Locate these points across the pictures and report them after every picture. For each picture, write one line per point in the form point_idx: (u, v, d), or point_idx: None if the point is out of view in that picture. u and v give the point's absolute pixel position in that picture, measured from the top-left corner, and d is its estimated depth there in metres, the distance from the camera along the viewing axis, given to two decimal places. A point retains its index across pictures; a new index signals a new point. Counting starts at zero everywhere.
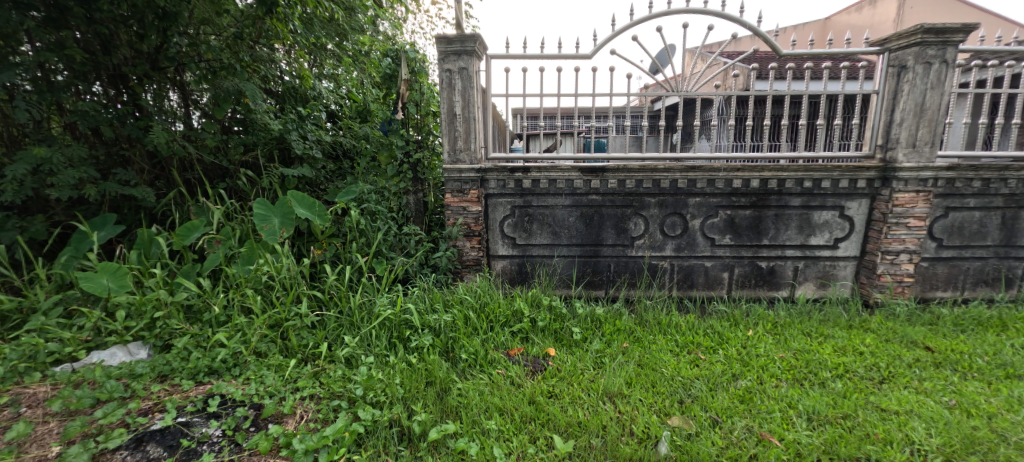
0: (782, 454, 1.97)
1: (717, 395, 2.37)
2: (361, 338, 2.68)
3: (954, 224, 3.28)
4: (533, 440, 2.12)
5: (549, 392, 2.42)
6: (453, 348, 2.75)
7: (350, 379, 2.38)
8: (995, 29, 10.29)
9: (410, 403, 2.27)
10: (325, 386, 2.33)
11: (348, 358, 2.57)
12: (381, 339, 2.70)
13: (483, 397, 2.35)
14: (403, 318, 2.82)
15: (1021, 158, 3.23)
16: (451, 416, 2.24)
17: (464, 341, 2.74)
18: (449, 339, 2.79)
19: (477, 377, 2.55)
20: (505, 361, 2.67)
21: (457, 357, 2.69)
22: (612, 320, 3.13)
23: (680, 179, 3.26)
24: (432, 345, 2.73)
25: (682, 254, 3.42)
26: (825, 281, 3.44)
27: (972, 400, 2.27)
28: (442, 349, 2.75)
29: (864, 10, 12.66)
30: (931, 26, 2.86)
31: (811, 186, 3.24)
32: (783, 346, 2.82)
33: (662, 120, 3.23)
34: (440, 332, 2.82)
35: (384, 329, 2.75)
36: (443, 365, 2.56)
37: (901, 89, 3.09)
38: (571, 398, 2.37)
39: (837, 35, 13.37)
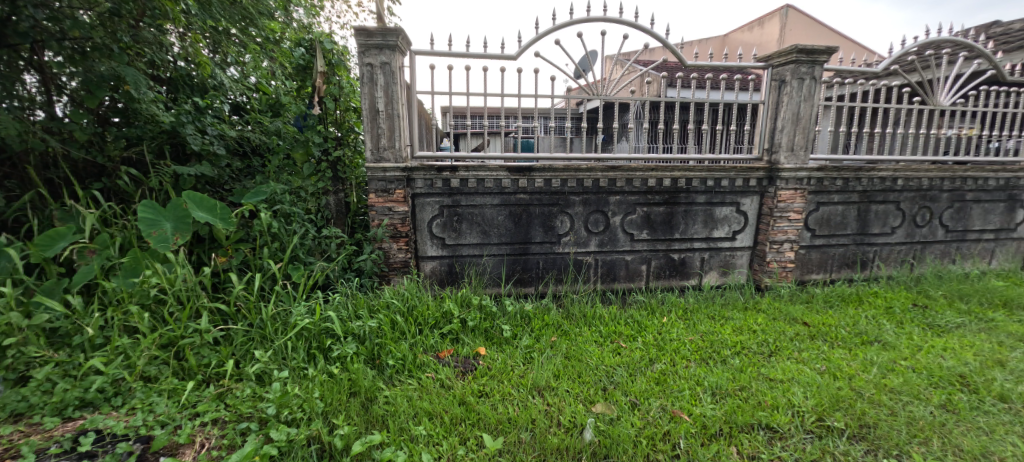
0: (691, 428, 2.17)
1: (635, 379, 2.56)
2: (274, 351, 2.47)
3: (824, 217, 3.86)
4: (463, 441, 2.11)
5: (479, 392, 2.43)
6: (379, 355, 2.64)
7: (262, 398, 2.18)
8: (852, 53, 12.24)
9: (331, 417, 2.14)
10: (231, 408, 2.11)
11: (260, 374, 2.36)
12: (299, 351, 2.51)
13: (412, 403, 2.29)
14: (324, 326, 2.65)
15: (871, 160, 3.89)
16: (377, 426, 2.15)
17: (391, 346, 2.65)
18: (375, 346, 2.67)
19: (406, 383, 2.48)
20: (434, 364, 2.62)
21: (385, 364, 2.59)
22: (541, 315, 3.23)
23: (601, 179, 3.44)
24: (356, 353, 2.60)
25: (605, 249, 3.62)
26: (726, 270, 3.87)
27: (836, 365, 2.70)
28: (368, 357, 2.63)
29: (755, 30, 14.32)
30: (804, 47, 3.33)
31: (713, 184, 3.61)
32: (692, 330, 3.12)
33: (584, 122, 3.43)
34: (365, 339, 2.70)
35: (302, 341, 2.56)
36: (368, 373, 2.45)
37: (781, 101, 3.56)
38: (501, 395, 2.40)
39: (731, 51, 14.96)
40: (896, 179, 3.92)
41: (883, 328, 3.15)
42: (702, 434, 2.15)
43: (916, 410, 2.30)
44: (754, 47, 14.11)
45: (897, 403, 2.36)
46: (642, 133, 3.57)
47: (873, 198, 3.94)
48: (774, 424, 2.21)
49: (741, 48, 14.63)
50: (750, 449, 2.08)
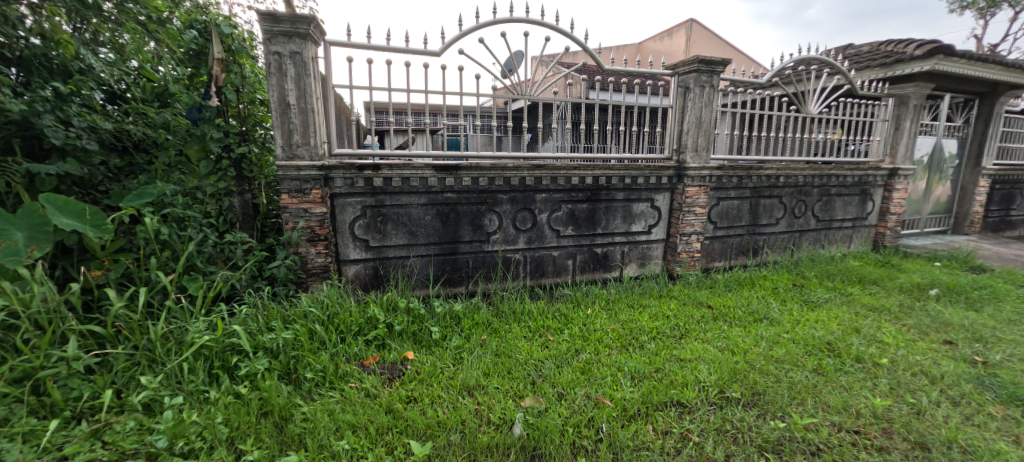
0: (613, 412, 2.30)
1: (563, 370, 2.65)
2: (167, 375, 2.17)
3: (723, 210, 4.33)
4: (390, 450, 2.02)
5: (407, 397, 2.36)
6: (296, 369, 2.44)
7: (151, 430, 1.91)
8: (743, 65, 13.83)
9: (238, 443, 1.94)
10: (110, 446, 1.81)
11: (148, 403, 2.05)
12: (198, 373, 2.23)
13: (334, 417, 2.15)
14: (228, 342, 2.38)
15: (761, 160, 4.42)
16: (293, 446, 1.98)
17: (309, 358, 2.46)
18: (291, 359, 2.46)
19: (327, 396, 2.32)
20: (359, 374, 2.48)
21: (303, 378, 2.39)
22: (471, 315, 3.21)
23: (527, 177, 3.51)
24: (269, 369, 2.37)
25: (533, 246, 3.69)
26: (644, 261, 4.16)
27: (734, 342, 3.04)
28: (283, 372, 2.41)
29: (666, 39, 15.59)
30: (703, 58, 3.69)
31: (630, 182, 3.87)
32: (613, 319, 3.31)
33: (510, 121, 3.51)
34: (279, 353, 2.47)
35: (202, 360, 2.27)
36: (283, 390, 2.25)
37: (686, 106, 3.91)
38: (430, 399, 2.35)
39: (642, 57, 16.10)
40: (778, 177, 4.52)
41: (770, 306, 3.61)
42: (622, 416, 2.29)
43: (795, 375, 2.66)
44: (662, 55, 15.37)
45: (781, 371, 2.72)
46: (567, 133, 3.70)
47: (762, 193, 4.49)
48: (684, 400, 2.43)
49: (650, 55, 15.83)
50: (664, 424, 2.25)
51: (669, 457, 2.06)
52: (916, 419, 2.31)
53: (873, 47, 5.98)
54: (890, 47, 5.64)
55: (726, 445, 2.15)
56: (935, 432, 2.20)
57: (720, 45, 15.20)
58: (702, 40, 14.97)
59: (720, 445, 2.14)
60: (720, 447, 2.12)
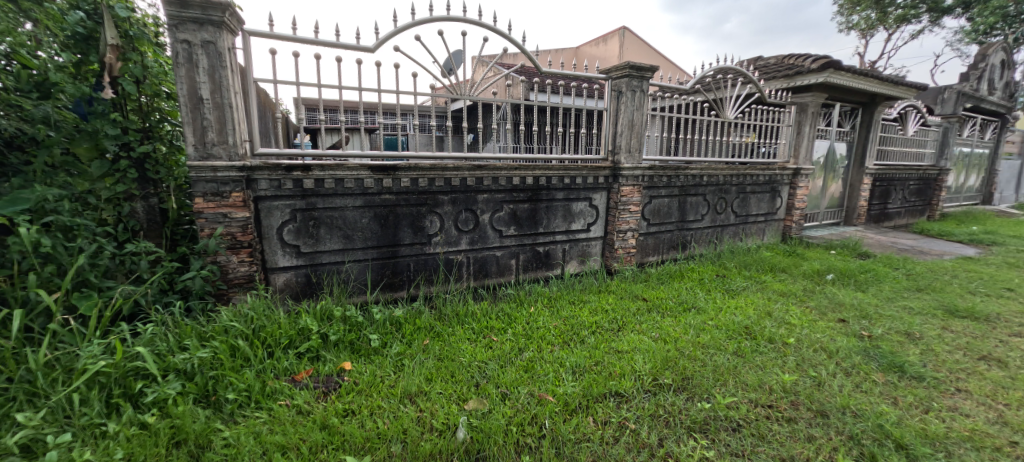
0: (555, 407, 2.32)
1: (506, 369, 2.64)
2: (52, 410, 1.87)
3: (655, 208, 4.56)
4: None
5: (344, 411, 2.22)
6: (215, 390, 2.21)
7: None
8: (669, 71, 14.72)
9: None
10: None
11: (27, 445, 1.76)
12: (93, 404, 1.95)
13: (260, 440, 1.97)
14: (130, 366, 2.10)
15: (688, 161, 4.72)
16: None
17: (232, 378, 2.24)
18: (209, 380, 2.23)
19: (252, 417, 2.12)
20: (289, 390, 2.30)
21: (224, 400, 2.17)
22: (412, 320, 3.10)
23: (468, 178, 3.46)
24: (183, 393, 2.13)
25: (476, 247, 3.65)
26: (583, 258, 4.28)
27: (667, 331, 3.19)
28: (199, 395, 2.17)
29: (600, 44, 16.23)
30: (634, 64, 3.86)
31: (569, 182, 3.96)
32: (555, 316, 3.35)
33: (449, 121, 3.43)
34: (194, 374, 2.23)
35: (97, 390, 1.99)
36: (200, 415, 2.03)
37: (619, 109, 4.06)
38: (369, 410, 2.24)
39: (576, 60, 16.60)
40: (702, 176, 4.86)
41: (697, 296, 3.85)
42: (564, 411, 2.32)
43: (718, 358, 2.84)
44: (594, 59, 15.95)
45: (707, 355, 2.90)
46: (507, 134, 3.71)
47: (688, 191, 4.80)
48: (621, 389, 2.50)
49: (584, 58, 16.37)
50: (603, 415, 2.31)
51: (608, 446, 2.11)
52: (816, 390, 2.55)
53: (779, 59, 6.59)
54: (793, 60, 6.24)
55: (660, 429, 2.24)
56: (832, 400, 2.44)
57: (648, 52, 16.08)
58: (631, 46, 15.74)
59: (654, 430, 2.23)
60: (654, 432, 2.20)
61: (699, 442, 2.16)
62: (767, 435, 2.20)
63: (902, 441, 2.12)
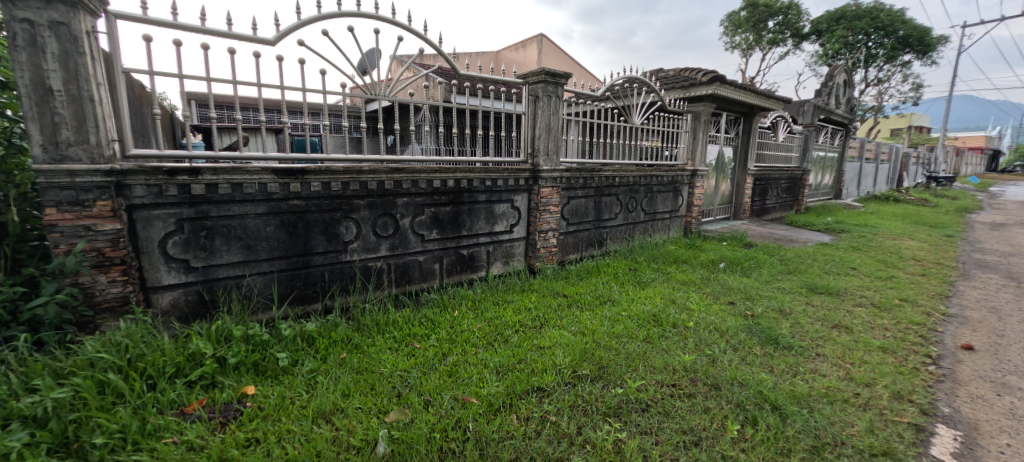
0: (480, 409, 2.29)
1: (429, 376, 2.56)
2: None
3: (573, 208, 4.74)
4: None
5: (247, 441, 2.01)
6: (78, 435, 1.89)
7: None
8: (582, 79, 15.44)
9: None
10: None
11: None
12: None
13: None
14: None
15: (602, 163, 4.98)
16: None
17: (100, 418, 1.93)
18: (69, 424, 1.91)
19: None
20: (177, 425, 2.04)
21: (90, 447, 1.86)
22: (327, 334, 2.90)
23: (386, 181, 3.32)
24: (32, 442, 1.80)
25: (397, 252, 3.52)
26: (507, 259, 4.32)
27: (586, 325, 3.31)
28: (54, 445, 1.84)
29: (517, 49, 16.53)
30: (549, 70, 4.00)
31: (491, 184, 3.98)
32: (480, 318, 3.33)
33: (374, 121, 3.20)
34: (49, 420, 1.89)
35: None
36: None
37: (536, 113, 4.17)
38: (277, 436, 2.05)
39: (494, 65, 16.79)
40: (615, 178, 5.15)
41: (612, 289, 4.05)
42: (488, 412, 2.30)
43: (630, 346, 3.01)
44: (511, 64, 16.26)
45: (621, 344, 3.05)
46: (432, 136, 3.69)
47: (603, 192, 5.05)
48: (544, 385, 2.54)
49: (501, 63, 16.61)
50: (526, 411, 2.32)
51: (531, 441, 2.13)
52: (711, 367, 2.80)
53: (676, 71, 7.21)
54: (687, 72, 6.88)
55: (578, 418, 2.31)
56: (723, 374, 2.69)
57: (561, 59, 16.76)
58: (546, 53, 16.32)
59: (573, 420, 2.28)
60: (573, 422, 2.26)
61: (614, 425, 2.25)
62: (671, 411, 2.37)
63: (777, 403, 2.39)
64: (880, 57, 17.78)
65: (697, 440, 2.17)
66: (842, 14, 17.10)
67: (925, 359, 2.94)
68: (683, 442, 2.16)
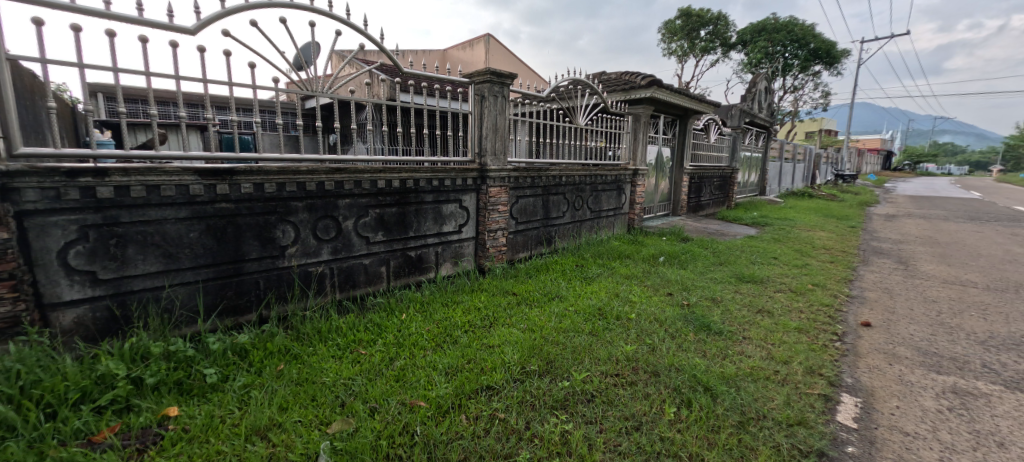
0: (427, 412, 2.28)
1: (374, 382, 2.51)
2: None
3: (522, 207, 4.81)
4: None
5: None
6: None
7: None
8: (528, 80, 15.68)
9: None
10: None
11: None
12: None
13: None
14: None
15: (550, 163, 5.09)
16: None
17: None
18: None
19: None
20: (88, 454, 1.86)
21: None
22: (263, 345, 2.76)
23: (326, 182, 3.20)
24: None
25: (340, 256, 3.40)
26: (456, 260, 4.30)
27: (534, 322, 3.37)
28: None
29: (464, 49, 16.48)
30: (494, 70, 4.03)
31: (438, 184, 3.95)
32: (428, 320, 3.30)
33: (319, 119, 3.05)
34: None
35: None
36: None
37: (483, 113, 4.19)
38: (206, 458, 1.93)
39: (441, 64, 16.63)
40: (562, 177, 5.27)
41: (560, 286, 4.15)
42: (437, 414, 2.29)
43: (577, 340, 3.10)
44: (458, 64, 16.19)
45: (568, 338, 3.14)
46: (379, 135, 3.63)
47: (550, 191, 5.16)
48: (493, 383, 2.56)
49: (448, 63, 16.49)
50: (475, 410, 2.33)
51: (479, 439, 2.14)
52: (651, 355, 2.94)
53: (617, 74, 7.51)
54: (627, 76, 7.18)
55: (526, 413, 2.35)
56: (662, 361, 2.84)
57: (508, 60, 16.89)
58: (493, 54, 16.39)
59: (521, 415, 2.32)
60: (520, 417, 2.30)
61: (560, 417, 2.32)
62: (615, 400, 2.47)
63: (709, 385, 2.56)
64: (796, 66, 19.43)
65: (638, 424, 2.28)
66: (764, 26, 18.54)
67: (832, 336, 3.27)
68: (625, 428, 2.26)
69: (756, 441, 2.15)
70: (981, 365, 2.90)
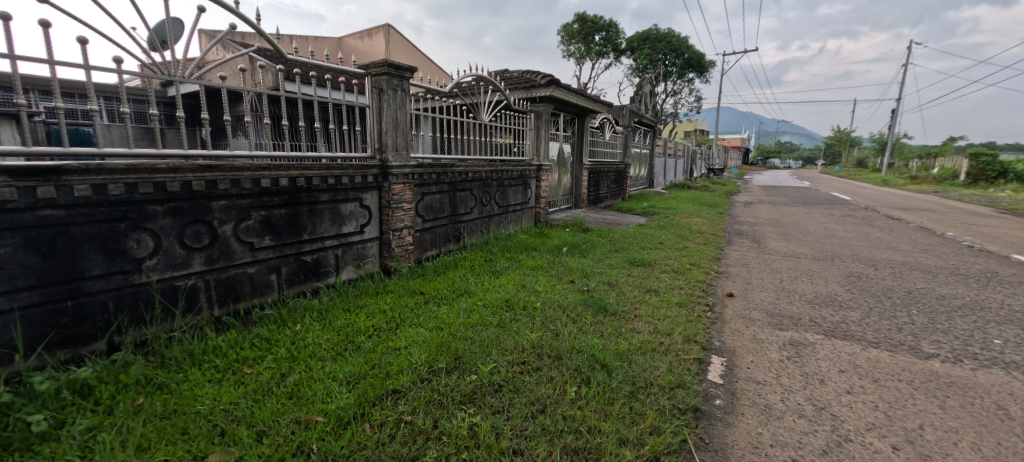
0: (325, 428, 2.17)
1: (263, 403, 2.33)
2: None
3: (428, 205, 4.77)
4: None
5: None
6: None
7: None
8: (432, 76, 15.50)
9: None
10: None
11: None
12: None
13: None
14: None
15: (456, 159, 5.10)
16: None
17: None
18: None
19: None
20: None
21: None
22: (115, 377, 2.40)
23: (194, 181, 2.87)
24: None
25: (216, 265, 3.08)
26: (359, 262, 4.14)
27: (442, 319, 3.37)
28: None
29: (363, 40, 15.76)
30: (392, 62, 3.93)
31: (334, 182, 3.76)
32: (328, 329, 3.13)
33: (181, 111, 2.82)
34: None
35: None
36: None
37: (382, 107, 4.08)
38: None
39: (338, 55, 15.73)
40: (468, 173, 5.30)
41: (468, 281, 4.19)
42: (336, 428, 2.19)
43: (485, 333, 3.16)
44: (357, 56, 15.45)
45: (476, 332, 3.19)
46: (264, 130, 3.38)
47: (457, 187, 5.17)
48: (399, 386, 2.52)
49: (346, 54, 15.65)
50: (379, 417, 2.27)
51: (384, 446, 2.09)
52: (555, 340, 3.10)
53: (518, 73, 7.74)
54: (527, 75, 7.44)
55: (434, 412, 2.35)
56: (564, 345, 3.02)
57: (410, 54, 16.49)
58: (394, 47, 15.89)
59: (428, 415, 2.32)
60: (428, 417, 2.29)
61: (468, 411, 2.35)
62: (521, 387, 2.57)
63: (605, 362, 2.78)
64: (676, 72, 21.60)
65: (543, 407, 2.40)
66: (649, 34, 20.33)
67: (705, 307, 3.74)
68: (531, 412, 2.37)
69: (644, 407, 2.39)
70: (811, 320, 3.52)
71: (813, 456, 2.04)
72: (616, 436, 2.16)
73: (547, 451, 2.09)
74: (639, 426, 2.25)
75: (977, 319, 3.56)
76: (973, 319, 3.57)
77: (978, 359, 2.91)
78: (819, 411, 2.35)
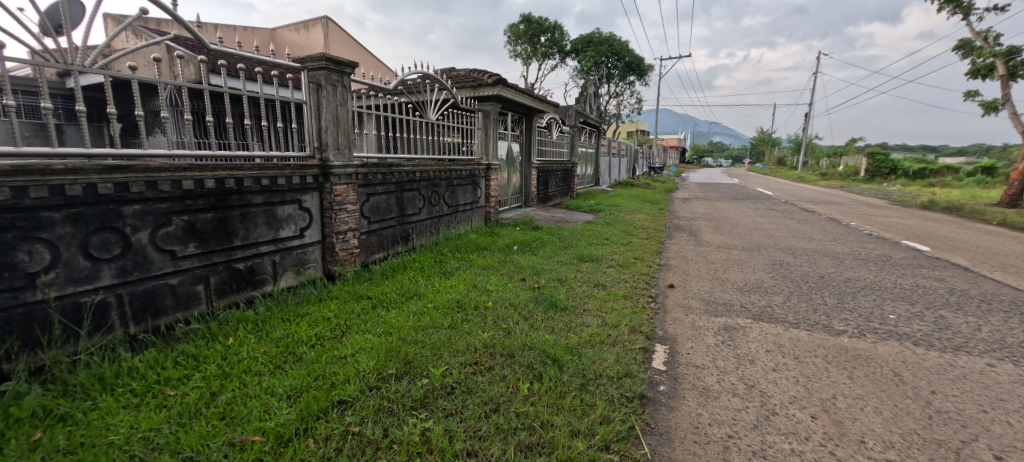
0: (263, 448, 2.04)
1: (189, 427, 2.15)
2: None
3: (374, 206, 4.62)
4: None
5: None
6: None
7: None
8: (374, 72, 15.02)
9: None
10: None
11: None
12: None
13: None
14: None
15: (402, 159, 4.98)
16: None
17: None
18: None
19: None
20: None
21: None
22: (4, 411, 2.12)
23: (100, 184, 2.59)
24: None
25: (130, 278, 2.80)
26: (299, 267, 3.94)
27: (391, 324, 3.28)
28: None
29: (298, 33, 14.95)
30: (330, 57, 3.78)
31: (268, 183, 3.54)
32: (265, 341, 2.95)
33: (81, 104, 2.50)
34: None
35: None
36: None
37: (321, 103, 3.91)
38: None
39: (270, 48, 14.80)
40: (415, 173, 5.20)
41: (417, 284, 4.11)
42: (275, 446, 2.06)
43: (436, 335, 3.12)
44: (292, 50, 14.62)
45: (427, 335, 3.14)
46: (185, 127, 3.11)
47: (404, 187, 5.05)
48: (345, 397, 2.42)
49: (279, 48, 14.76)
50: (324, 431, 2.18)
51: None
52: (507, 338, 3.13)
53: (464, 72, 7.69)
54: (473, 74, 7.41)
55: (384, 420, 2.29)
56: (516, 342, 3.05)
57: (351, 48, 15.86)
58: (332, 42, 15.21)
59: (377, 424, 2.25)
60: (377, 426, 2.23)
61: (419, 417, 2.31)
62: (474, 387, 2.57)
63: (556, 357, 2.84)
64: (616, 75, 22.41)
65: (496, 406, 2.41)
66: (590, 37, 20.94)
67: (648, 298, 3.92)
68: (485, 412, 2.37)
69: (594, 397, 2.47)
70: (741, 306, 3.80)
71: (745, 430, 2.21)
72: (568, 428, 2.21)
73: (501, 450, 2.10)
74: (589, 417, 2.31)
75: (877, 298, 4.02)
76: (875, 298, 4.02)
77: (879, 333, 3.28)
78: (750, 389, 2.56)
